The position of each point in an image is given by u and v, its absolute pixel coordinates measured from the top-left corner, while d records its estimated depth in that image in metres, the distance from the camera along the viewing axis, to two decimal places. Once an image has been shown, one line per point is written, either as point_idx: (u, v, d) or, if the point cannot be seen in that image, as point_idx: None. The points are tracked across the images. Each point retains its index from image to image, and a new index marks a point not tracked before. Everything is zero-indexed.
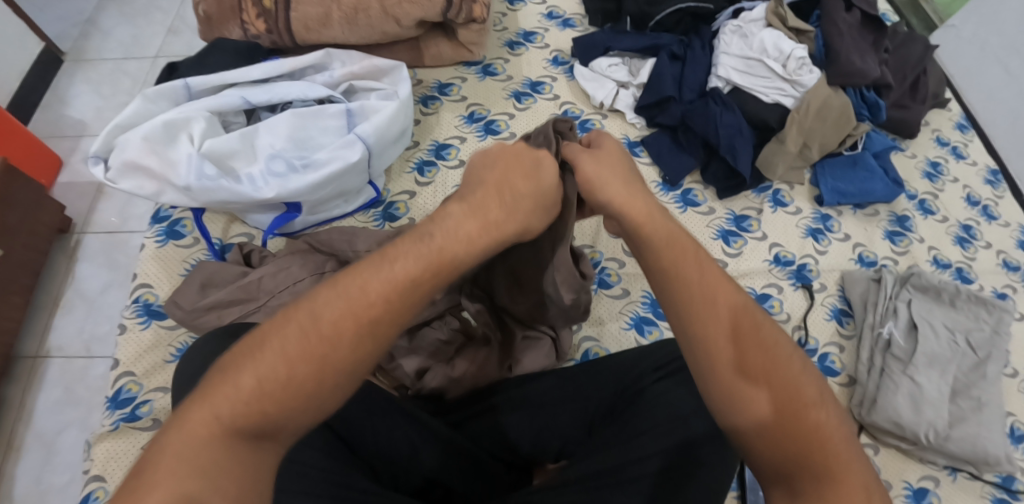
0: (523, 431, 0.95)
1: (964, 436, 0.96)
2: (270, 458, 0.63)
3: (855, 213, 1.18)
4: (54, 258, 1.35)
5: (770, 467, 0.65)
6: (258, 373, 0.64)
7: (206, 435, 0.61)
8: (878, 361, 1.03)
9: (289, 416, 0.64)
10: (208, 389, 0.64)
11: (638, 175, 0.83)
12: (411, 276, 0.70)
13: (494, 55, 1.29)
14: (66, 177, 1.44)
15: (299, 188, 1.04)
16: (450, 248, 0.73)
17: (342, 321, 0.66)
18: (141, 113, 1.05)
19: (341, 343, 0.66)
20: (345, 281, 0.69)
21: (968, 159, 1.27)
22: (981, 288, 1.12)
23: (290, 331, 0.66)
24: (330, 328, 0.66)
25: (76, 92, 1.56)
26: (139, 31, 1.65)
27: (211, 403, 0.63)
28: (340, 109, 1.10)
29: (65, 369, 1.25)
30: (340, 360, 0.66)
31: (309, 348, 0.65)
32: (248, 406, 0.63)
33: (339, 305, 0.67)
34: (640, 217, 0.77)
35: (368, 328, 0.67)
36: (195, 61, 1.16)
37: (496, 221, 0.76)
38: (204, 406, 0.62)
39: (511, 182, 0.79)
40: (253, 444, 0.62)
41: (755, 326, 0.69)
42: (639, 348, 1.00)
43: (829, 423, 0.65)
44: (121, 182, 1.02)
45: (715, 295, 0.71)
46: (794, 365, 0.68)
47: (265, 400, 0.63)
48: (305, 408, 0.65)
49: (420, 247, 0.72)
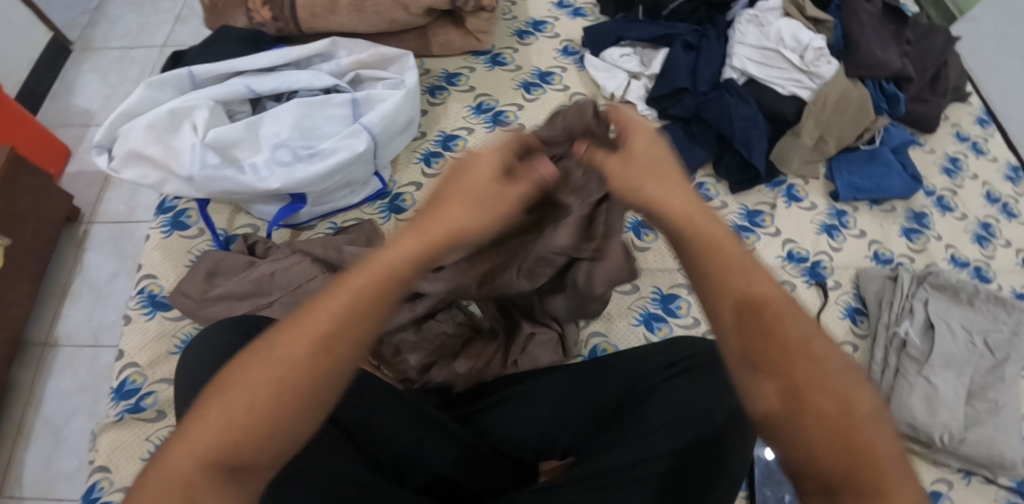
0: (531, 427, 0.93)
1: (980, 439, 0.94)
2: (246, 495, 0.59)
3: (871, 209, 1.16)
4: (63, 246, 1.34)
5: (801, 477, 0.62)
6: (226, 403, 0.61)
7: (181, 478, 0.58)
8: (893, 361, 1.01)
9: (261, 447, 0.60)
10: (183, 430, 0.61)
11: (671, 159, 0.71)
12: (361, 291, 0.64)
13: (504, 45, 1.27)
14: (74, 166, 1.43)
15: (304, 178, 1.02)
16: (401, 256, 0.66)
17: (299, 347, 0.62)
18: (145, 101, 1.04)
19: (300, 370, 0.62)
20: (305, 309, 0.64)
21: (988, 155, 1.23)
22: (999, 287, 1.09)
23: (254, 365, 0.62)
24: (289, 357, 0.62)
25: (84, 80, 1.55)
26: (148, 19, 1.64)
27: (184, 444, 0.60)
28: (346, 98, 1.09)
29: (72, 358, 1.24)
30: (306, 381, 0.62)
31: (277, 374, 0.62)
32: (218, 446, 0.60)
33: (297, 333, 0.63)
34: (677, 211, 0.69)
35: (324, 350, 0.62)
36: (201, 49, 1.14)
37: (456, 223, 0.68)
38: (177, 446, 0.60)
39: (474, 179, 0.69)
40: (226, 483, 0.59)
41: (802, 333, 0.64)
42: (649, 345, 0.98)
43: (879, 444, 0.60)
44: (125, 171, 1.01)
45: (755, 288, 0.66)
46: (841, 379, 0.63)
47: (235, 432, 0.60)
48: (278, 433, 0.61)
49: (370, 262, 0.67)
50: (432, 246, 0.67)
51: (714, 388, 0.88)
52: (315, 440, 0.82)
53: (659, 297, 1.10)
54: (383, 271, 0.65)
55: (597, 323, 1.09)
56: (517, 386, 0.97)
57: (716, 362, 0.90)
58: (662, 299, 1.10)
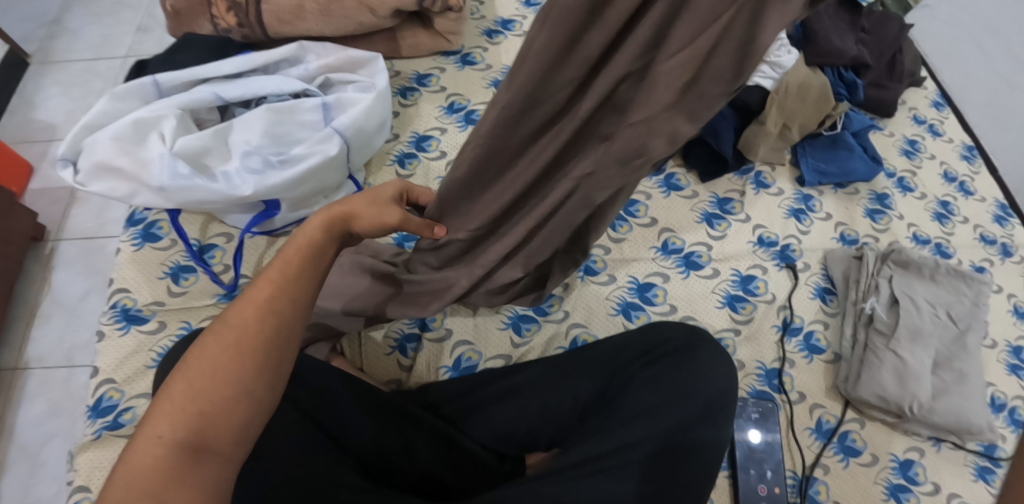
0: (515, 421, 0.94)
1: (947, 407, 0.98)
2: (218, 470, 0.63)
3: (836, 193, 1.20)
4: (30, 267, 1.31)
5: None
6: (188, 378, 0.66)
7: (154, 460, 0.62)
8: (862, 337, 1.04)
9: (214, 414, 0.64)
10: (147, 417, 0.64)
11: None
12: (293, 266, 0.72)
13: (472, 45, 1.28)
14: (38, 183, 1.39)
15: (277, 184, 1.02)
16: (313, 235, 0.75)
17: (247, 316, 0.68)
18: (110, 112, 1.02)
19: (252, 333, 0.68)
20: (249, 290, 0.70)
21: (944, 136, 1.29)
22: (960, 262, 1.14)
23: (207, 345, 0.67)
24: (237, 326, 0.68)
25: (45, 94, 1.51)
26: (109, 30, 1.61)
27: (152, 428, 0.63)
28: (316, 103, 1.09)
29: (46, 380, 1.22)
30: (259, 340, 0.67)
31: (230, 344, 0.67)
32: (186, 422, 0.63)
33: (245, 307, 0.69)
34: None
35: (269, 316, 0.69)
36: (165, 58, 1.13)
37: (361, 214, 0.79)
38: (147, 430, 0.63)
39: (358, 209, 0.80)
40: (193, 458, 0.62)
41: None
42: (627, 332, 0.99)
43: None
44: (92, 184, 0.99)
45: None
46: None
47: (198, 401, 0.64)
48: (235, 395, 0.65)
49: (295, 242, 0.74)
50: (335, 221, 0.77)
51: (692, 370, 0.89)
52: (296, 445, 0.81)
53: (635, 286, 1.10)
54: (302, 248, 0.74)
55: (577, 314, 1.08)
56: (498, 382, 0.98)
57: (692, 345, 0.92)
58: (639, 287, 1.10)
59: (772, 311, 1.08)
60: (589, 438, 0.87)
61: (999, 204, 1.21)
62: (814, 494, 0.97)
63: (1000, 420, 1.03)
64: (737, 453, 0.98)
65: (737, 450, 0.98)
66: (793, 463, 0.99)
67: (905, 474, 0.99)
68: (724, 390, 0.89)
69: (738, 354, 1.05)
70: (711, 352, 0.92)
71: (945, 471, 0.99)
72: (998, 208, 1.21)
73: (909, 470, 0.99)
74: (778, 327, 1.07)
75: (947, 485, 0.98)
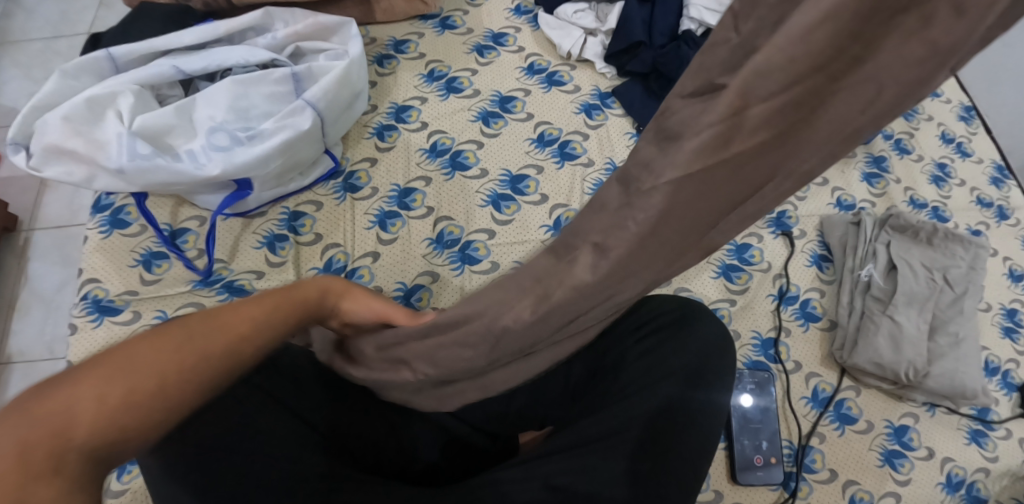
0: (504, 402, 0.90)
1: (943, 372, 0.97)
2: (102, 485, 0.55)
3: (832, 156, 1.17)
4: (4, 258, 1.26)
5: None
6: (145, 354, 0.61)
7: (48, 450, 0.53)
8: (859, 303, 1.03)
9: (136, 417, 0.58)
10: (76, 372, 0.58)
11: None
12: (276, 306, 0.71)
13: (452, 7, 1.21)
14: (5, 172, 1.32)
15: (246, 161, 0.96)
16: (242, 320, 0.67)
17: (235, 326, 0.66)
18: (62, 91, 0.95)
19: (218, 362, 0.64)
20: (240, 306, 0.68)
21: (941, 96, 1.26)
22: (956, 225, 1.12)
23: (176, 334, 0.63)
24: (226, 332, 0.65)
25: (7, 77, 1.40)
26: (69, 6, 1.51)
27: (84, 386, 0.57)
28: (285, 73, 1.02)
29: (27, 374, 1.17)
30: (223, 357, 0.64)
31: (191, 350, 0.63)
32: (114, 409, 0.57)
33: (244, 314, 0.68)
34: None
35: (244, 344, 0.66)
36: (119, 30, 1.05)
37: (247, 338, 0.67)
38: (83, 385, 0.57)
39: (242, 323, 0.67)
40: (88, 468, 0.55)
41: None
42: (617, 308, 0.96)
43: None
44: (46, 169, 0.92)
45: None
46: None
47: (114, 410, 0.57)
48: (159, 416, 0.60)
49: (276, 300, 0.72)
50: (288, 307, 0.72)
51: (687, 345, 0.86)
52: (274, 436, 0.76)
53: None
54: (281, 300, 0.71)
55: None
56: None
57: (684, 319, 0.89)
58: None
59: (767, 280, 1.06)
60: (583, 418, 0.84)
61: (995, 165, 1.19)
62: (810, 463, 0.96)
63: (994, 384, 1.03)
64: (734, 423, 0.97)
65: (734, 420, 0.97)
66: (789, 432, 0.98)
67: (901, 440, 0.99)
68: (719, 362, 0.85)
69: (734, 324, 1.03)
70: (702, 324, 0.89)
71: (939, 435, 0.99)
72: (994, 169, 1.19)
73: (905, 436, 0.99)
74: (774, 296, 1.05)
75: (942, 449, 0.98)
